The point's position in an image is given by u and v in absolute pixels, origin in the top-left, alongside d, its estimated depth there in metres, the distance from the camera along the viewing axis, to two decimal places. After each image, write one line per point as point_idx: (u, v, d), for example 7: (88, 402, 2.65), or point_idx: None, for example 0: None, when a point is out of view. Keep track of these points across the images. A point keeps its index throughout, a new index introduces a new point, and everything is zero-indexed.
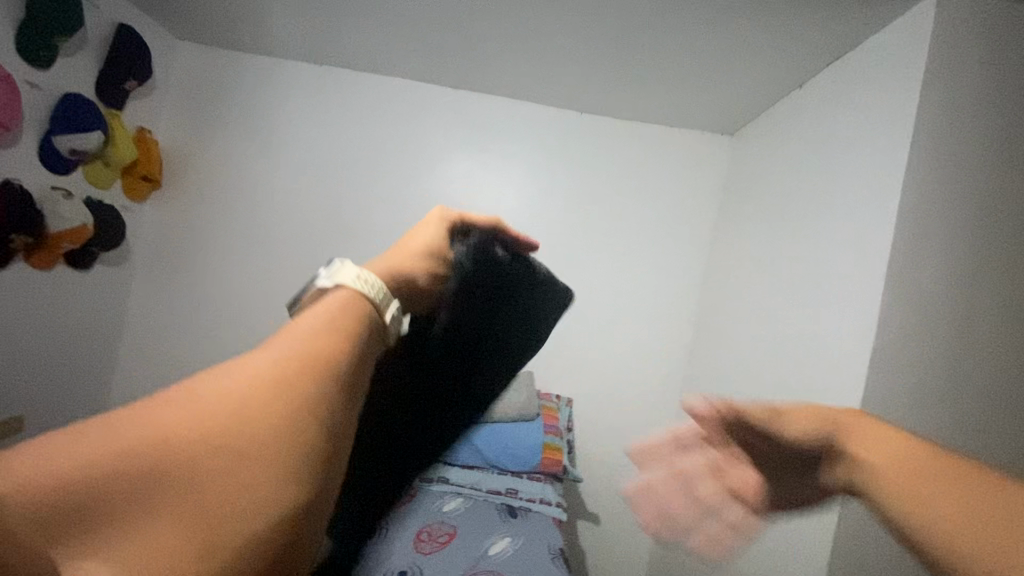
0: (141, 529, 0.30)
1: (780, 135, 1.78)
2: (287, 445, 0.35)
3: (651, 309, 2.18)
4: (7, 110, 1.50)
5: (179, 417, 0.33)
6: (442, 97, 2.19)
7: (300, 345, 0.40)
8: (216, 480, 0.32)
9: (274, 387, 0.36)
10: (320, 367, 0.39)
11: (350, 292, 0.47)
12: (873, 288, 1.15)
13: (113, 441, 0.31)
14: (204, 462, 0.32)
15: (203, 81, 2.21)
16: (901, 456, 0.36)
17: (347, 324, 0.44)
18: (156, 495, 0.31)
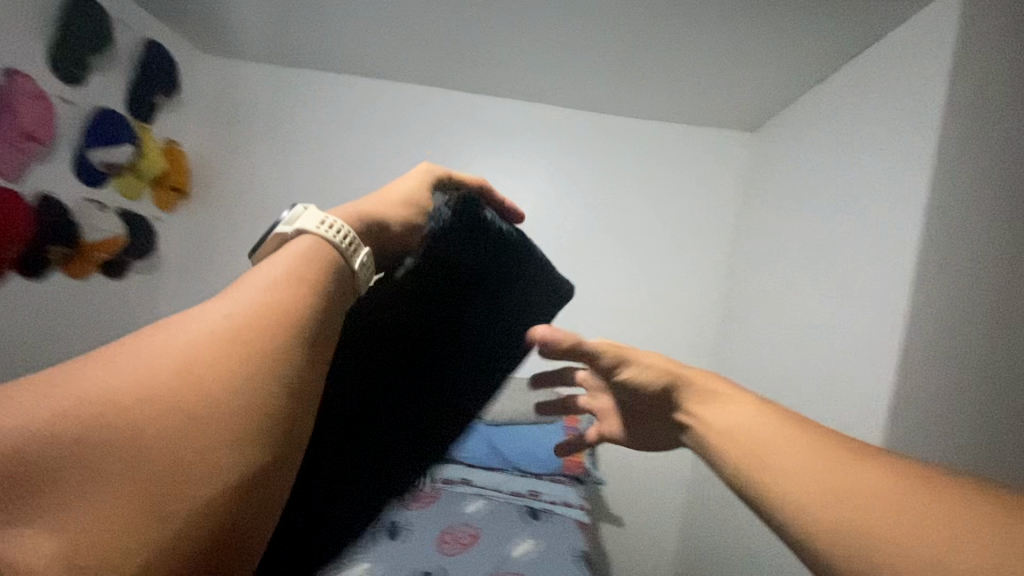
0: (102, 478, 0.31)
1: (802, 128, 1.73)
2: (232, 407, 0.36)
3: (672, 308, 2.14)
4: (43, 125, 1.56)
5: (130, 371, 0.34)
6: (458, 102, 2.20)
7: (253, 295, 0.41)
8: (172, 432, 0.33)
9: (222, 341, 0.37)
10: (274, 326, 0.40)
11: (313, 240, 0.48)
12: (901, 285, 1.11)
13: (74, 393, 0.33)
14: (151, 420, 0.33)
15: (226, 94, 2.27)
16: (779, 417, 0.46)
17: (306, 276, 0.45)
18: (105, 455, 0.31)
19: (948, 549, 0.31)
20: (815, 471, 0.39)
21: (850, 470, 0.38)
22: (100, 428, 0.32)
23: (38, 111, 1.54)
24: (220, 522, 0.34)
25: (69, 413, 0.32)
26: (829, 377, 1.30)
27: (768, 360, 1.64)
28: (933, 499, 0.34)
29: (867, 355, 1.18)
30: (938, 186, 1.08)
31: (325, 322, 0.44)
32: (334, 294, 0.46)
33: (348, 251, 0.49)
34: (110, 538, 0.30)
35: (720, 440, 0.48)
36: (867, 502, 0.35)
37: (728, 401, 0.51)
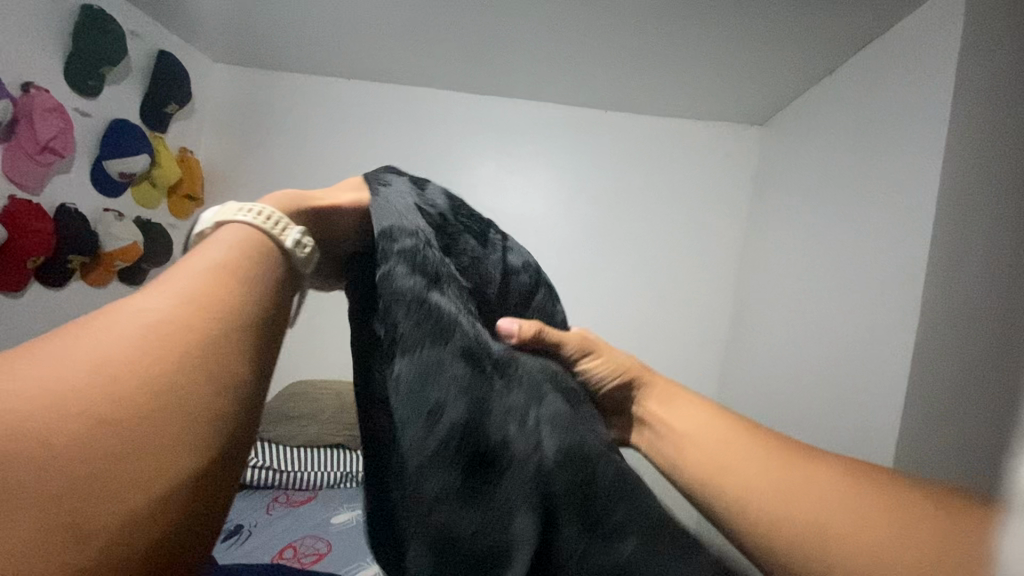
0: (69, 446, 0.35)
1: (811, 121, 1.71)
2: (165, 397, 0.40)
3: (684, 304, 2.12)
4: (63, 138, 1.60)
5: (78, 360, 0.39)
6: (465, 103, 2.21)
7: (190, 284, 0.48)
8: (126, 405, 0.38)
9: (163, 324, 0.44)
10: (201, 319, 0.46)
11: (242, 227, 0.56)
12: (913, 278, 1.10)
13: (32, 383, 0.37)
14: (88, 411, 0.37)
15: (236, 102, 2.30)
16: (717, 419, 0.64)
17: (238, 262, 0.52)
18: (48, 447, 0.35)
19: (838, 509, 0.49)
20: (748, 458, 0.56)
21: (774, 456, 0.56)
22: (65, 406, 0.37)
23: (54, 124, 1.56)
24: (183, 474, 0.40)
25: (30, 397, 0.36)
26: (843, 373, 1.28)
27: (782, 357, 1.62)
28: (825, 476, 0.52)
29: (880, 349, 1.16)
30: (950, 178, 1.06)
31: (251, 308, 0.50)
32: (269, 274, 0.54)
33: (275, 232, 0.57)
34: (83, 495, 0.35)
35: (671, 437, 0.65)
36: (781, 477, 0.53)
37: (679, 407, 0.69)
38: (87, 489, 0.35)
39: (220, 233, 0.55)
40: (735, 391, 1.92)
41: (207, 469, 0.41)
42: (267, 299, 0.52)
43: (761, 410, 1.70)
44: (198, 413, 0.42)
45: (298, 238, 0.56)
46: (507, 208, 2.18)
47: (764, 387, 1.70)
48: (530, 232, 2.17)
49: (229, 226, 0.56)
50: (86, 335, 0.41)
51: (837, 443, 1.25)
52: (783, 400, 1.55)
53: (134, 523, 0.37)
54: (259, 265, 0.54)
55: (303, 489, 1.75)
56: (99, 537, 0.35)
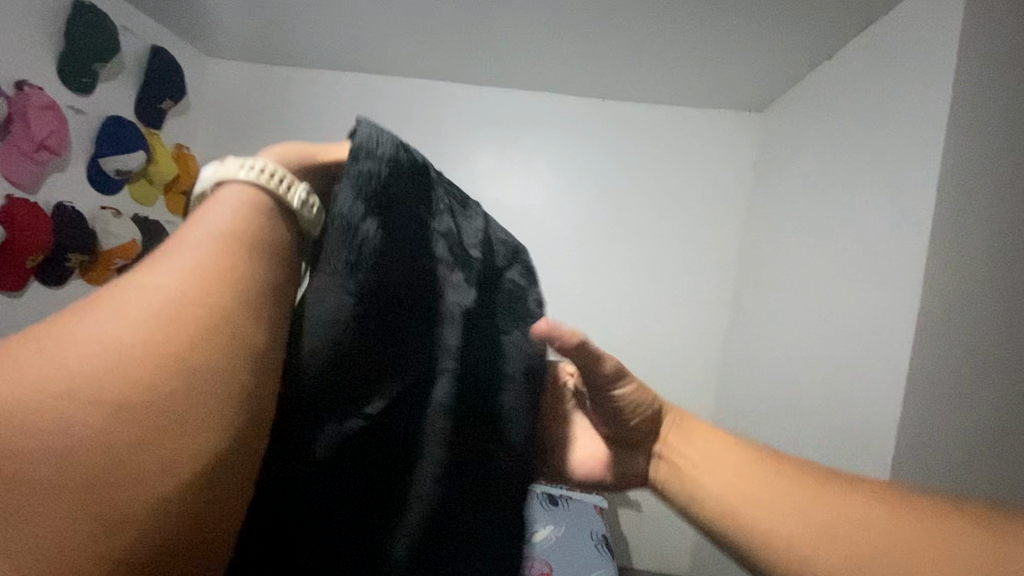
0: (75, 468, 0.30)
1: (811, 106, 1.70)
2: (178, 396, 0.34)
3: (683, 292, 2.13)
4: (58, 135, 1.59)
5: (95, 356, 0.32)
6: (461, 95, 2.19)
7: (201, 260, 0.39)
8: (150, 414, 0.32)
9: (178, 315, 0.35)
10: (210, 299, 0.37)
11: (243, 187, 0.43)
12: (914, 262, 1.09)
13: (51, 385, 0.31)
14: (97, 416, 0.31)
15: (232, 97, 2.28)
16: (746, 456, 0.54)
17: (240, 227, 0.41)
18: (52, 463, 0.30)
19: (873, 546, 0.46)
20: (791, 508, 0.49)
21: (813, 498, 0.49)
22: (87, 415, 0.31)
23: (48, 122, 1.56)
24: (211, 492, 0.34)
25: (55, 403, 0.31)
26: (844, 360, 1.28)
27: (783, 343, 1.63)
28: (862, 512, 0.47)
29: (880, 336, 1.16)
30: (950, 161, 1.06)
31: (267, 282, 0.41)
32: (277, 248, 0.42)
33: (284, 192, 0.43)
34: (98, 511, 0.30)
35: (706, 485, 0.53)
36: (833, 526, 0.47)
37: (707, 445, 0.56)
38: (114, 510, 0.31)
39: (217, 192, 0.42)
40: (736, 379, 1.93)
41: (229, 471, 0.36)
42: (281, 272, 0.42)
43: (762, 396, 1.71)
44: (224, 420, 0.35)
45: (306, 200, 0.44)
46: (506, 199, 2.18)
47: (765, 373, 1.71)
48: (529, 224, 2.18)
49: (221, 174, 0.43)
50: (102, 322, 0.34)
51: (839, 430, 1.26)
52: (784, 385, 1.56)
53: (160, 543, 0.32)
54: (256, 230, 0.42)
55: None
56: (123, 562, 0.31)
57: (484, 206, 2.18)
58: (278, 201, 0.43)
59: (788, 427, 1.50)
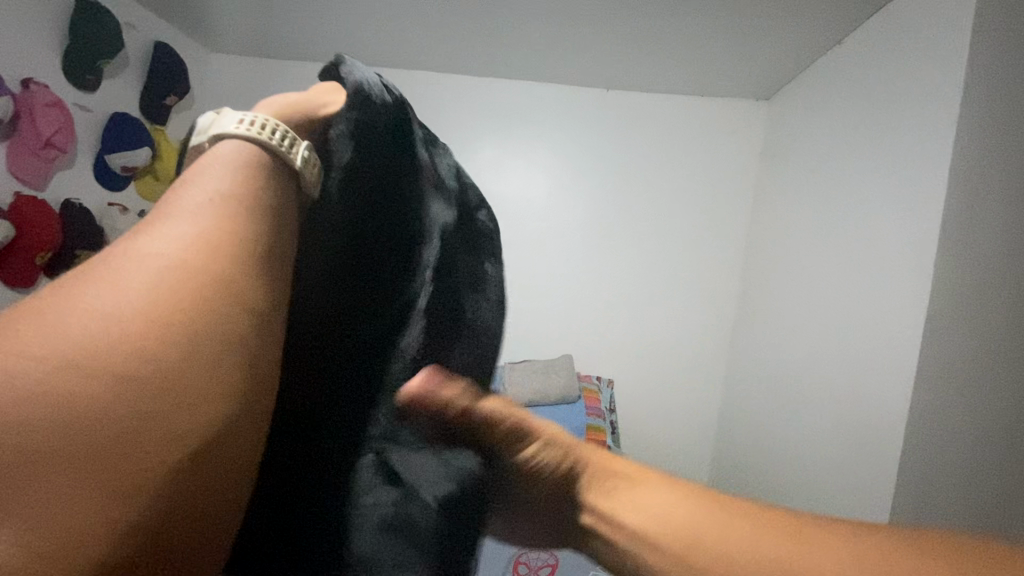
0: (104, 413, 0.27)
1: (817, 95, 1.67)
2: (196, 341, 0.31)
3: (689, 283, 2.12)
4: (64, 132, 1.60)
5: (105, 306, 0.30)
6: (463, 86, 2.18)
7: (205, 212, 0.37)
8: (164, 354, 0.30)
9: (188, 265, 0.34)
10: (220, 253, 0.35)
11: (239, 145, 0.41)
12: (926, 250, 1.07)
13: (54, 328, 0.28)
14: (120, 360, 0.28)
15: (235, 92, 2.28)
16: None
17: (246, 190, 0.40)
18: (75, 411, 0.26)
19: None
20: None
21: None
22: (95, 354, 0.28)
23: (54, 119, 1.56)
24: (219, 453, 0.32)
25: (61, 347, 0.28)
26: (851, 350, 1.26)
27: (788, 334, 1.62)
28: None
29: (890, 326, 1.14)
30: (963, 145, 1.03)
31: (274, 242, 0.40)
32: (279, 211, 0.41)
33: (284, 149, 0.42)
34: (126, 461, 0.27)
35: None
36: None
37: None
38: (124, 458, 0.27)
39: (216, 148, 0.41)
40: (744, 370, 1.91)
41: (245, 425, 0.34)
42: (284, 234, 0.41)
43: (767, 389, 1.70)
44: (233, 372, 0.33)
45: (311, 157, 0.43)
46: (510, 192, 2.17)
47: (770, 366, 1.70)
48: (533, 216, 2.17)
49: (219, 144, 0.41)
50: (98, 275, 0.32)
51: (847, 421, 1.24)
52: (789, 377, 1.55)
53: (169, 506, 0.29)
54: (259, 193, 0.40)
55: None
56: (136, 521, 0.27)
57: (487, 200, 2.18)
58: (279, 165, 0.42)
59: (794, 418, 1.49)
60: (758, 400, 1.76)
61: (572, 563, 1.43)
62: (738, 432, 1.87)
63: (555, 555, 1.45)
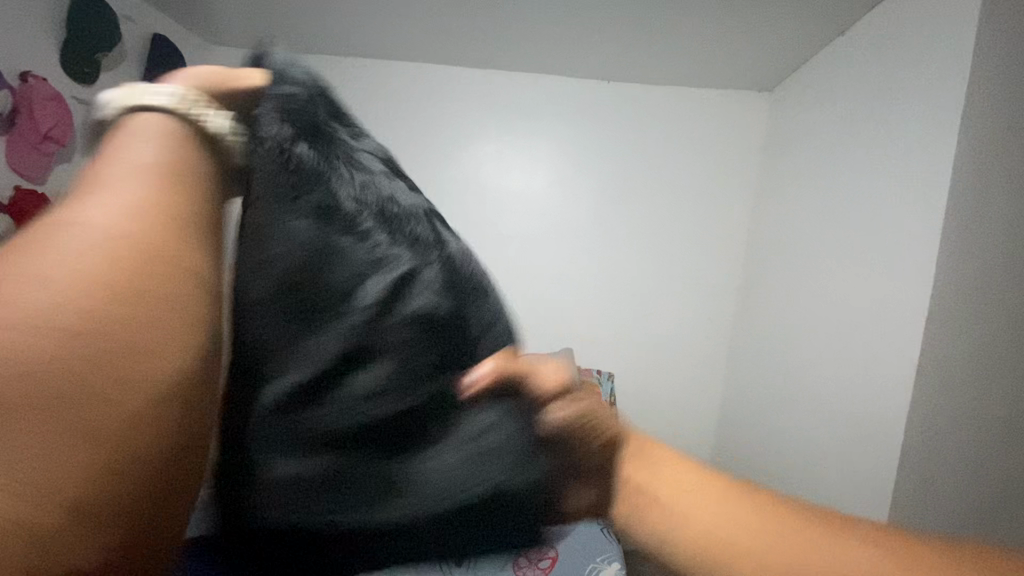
0: (77, 316, 0.34)
1: (819, 87, 1.66)
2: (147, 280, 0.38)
3: (690, 277, 2.11)
4: (63, 126, 1.59)
5: (73, 250, 0.36)
6: (462, 79, 2.16)
7: (141, 176, 0.44)
8: (122, 317, 0.35)
9: (130, 219, 0.40)
10: (156, 215, 0.42)
11: (161, 121, 0.49)
12: (929, 244, 1.06)
13: (38, 267, 0.34)
14: (79, 284, 0.35)
15: None
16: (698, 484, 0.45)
17: (178, 168, 0.47)
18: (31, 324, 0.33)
19: None
20: (762, 556, 0.40)
21: (783, 534, 0.41)
22: (55, 324, 0.33)
23: (54, 113, 1.56)
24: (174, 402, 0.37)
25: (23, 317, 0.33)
26: (853, 345, 1.26)
27: (789, 328, 1.61)
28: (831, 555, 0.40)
29: (892, 320, 1.14)
30: (967, 138, 1.03)
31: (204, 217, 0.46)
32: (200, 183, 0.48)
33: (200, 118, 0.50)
34: (89, 372, 0.33)
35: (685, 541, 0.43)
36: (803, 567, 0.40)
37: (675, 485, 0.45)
38: (92, 402, 0.33)
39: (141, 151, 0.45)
40: (745, 364, 1.91)
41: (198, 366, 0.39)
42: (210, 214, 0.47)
43: (768, 384, 1.70)
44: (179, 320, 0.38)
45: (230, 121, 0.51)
46: (509, 186, 2.16)
47: (770, 359, 1.71)
48: (534, 210, 2.16)
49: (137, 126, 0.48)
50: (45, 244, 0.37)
51: (848, 417, 1.24)
52: (790, 372, 1.55)
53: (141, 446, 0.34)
54: (187, 171, 0.47)
55: None
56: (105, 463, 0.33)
57: (487, 194, 2.17)
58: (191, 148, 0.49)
59: (795, 412, 1.48)
60: (758, 395, 1.75)
61: (572, 555, 1.44)
62: (739, 426, 1.87)
63: (555, 549, 1.46)
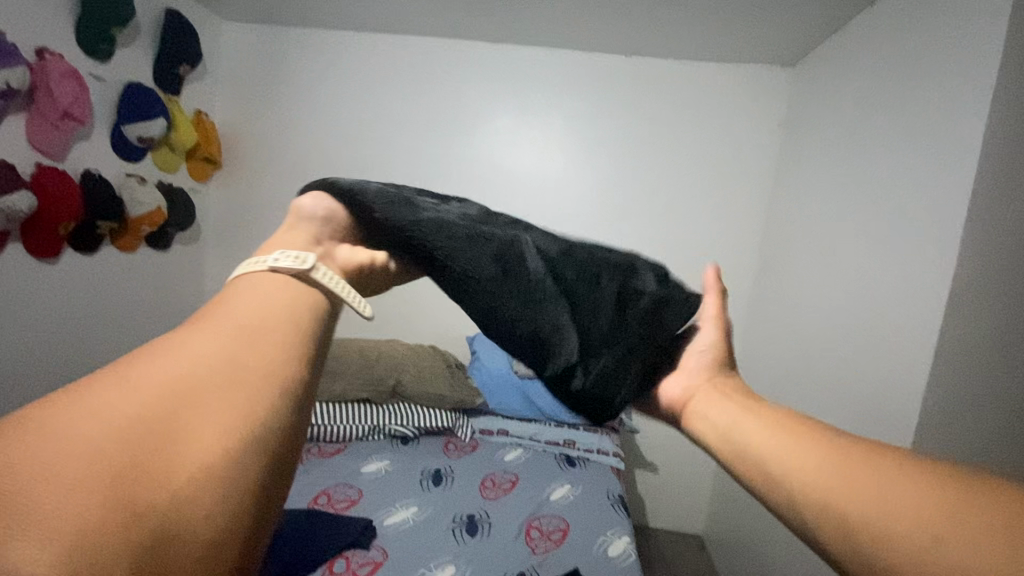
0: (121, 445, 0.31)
1: (845, 61, 1.60)
2: (221, 413, 0.35)
3: (707, 257, 2.10)
4: (80, 102, 1.61)
5: (167, 381, 0.35)
6: (477, 53, 2.12)
7: (249, 306, 0.43)
8: (170, 431, 0.33)
9: (230, 353, 0.38)
10: (246, 346, 0.39)
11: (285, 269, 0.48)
12: (954, 223, 1.03)
13: (126, 394, 0.34)
14: (147, 412, 0.33)
15: (248, 61, 2.25)
16: (777, 423, 0.47)
17: (285, 301, 0.45)
18: (119, 443, 0.31)
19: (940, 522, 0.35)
20: (826, 483, 0.40)
21: (870, 479, 0.38)
22: (122, 421, 0.32)
23: (70, 89, 1.57)
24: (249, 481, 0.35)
25: (55, 446, 0.30)
26: (870, 327, 1.25)
27: (805, 309, 1.61)
28: (913, 506, 0.36)
29: (911, 301, 1.12)
30: (998, 116, 0.99)
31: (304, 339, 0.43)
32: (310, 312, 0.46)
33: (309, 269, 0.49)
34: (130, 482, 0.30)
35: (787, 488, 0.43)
36: (877, 522, 0.36)
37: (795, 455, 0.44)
38: (169, 492, 0.31)
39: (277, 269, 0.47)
40: (760, 345, 1.90)
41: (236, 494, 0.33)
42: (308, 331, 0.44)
43: (782, 363, 1.70)
44: (268, 425, 0.36)
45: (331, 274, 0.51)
46: (524, 163, 2.15)
47: (785, 340, 1.71)
48: (548, 188, 2.15)
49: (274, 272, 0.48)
50: (176, 354, 0.38)
51: (863, 398, 1.24)
52: (807, 352, 1.55)
53: (222, 523, 0.32)
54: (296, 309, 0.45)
55: (334, 441, 1.82)
56: (198, 548, 0.31)
57: (501, 171, 2.16)
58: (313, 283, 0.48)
59: (809, 393, 1.49)
60: (773, 376, 1.75)
61: (583, 527, 1.47)
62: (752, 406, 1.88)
63: (566, 520, 1.49)
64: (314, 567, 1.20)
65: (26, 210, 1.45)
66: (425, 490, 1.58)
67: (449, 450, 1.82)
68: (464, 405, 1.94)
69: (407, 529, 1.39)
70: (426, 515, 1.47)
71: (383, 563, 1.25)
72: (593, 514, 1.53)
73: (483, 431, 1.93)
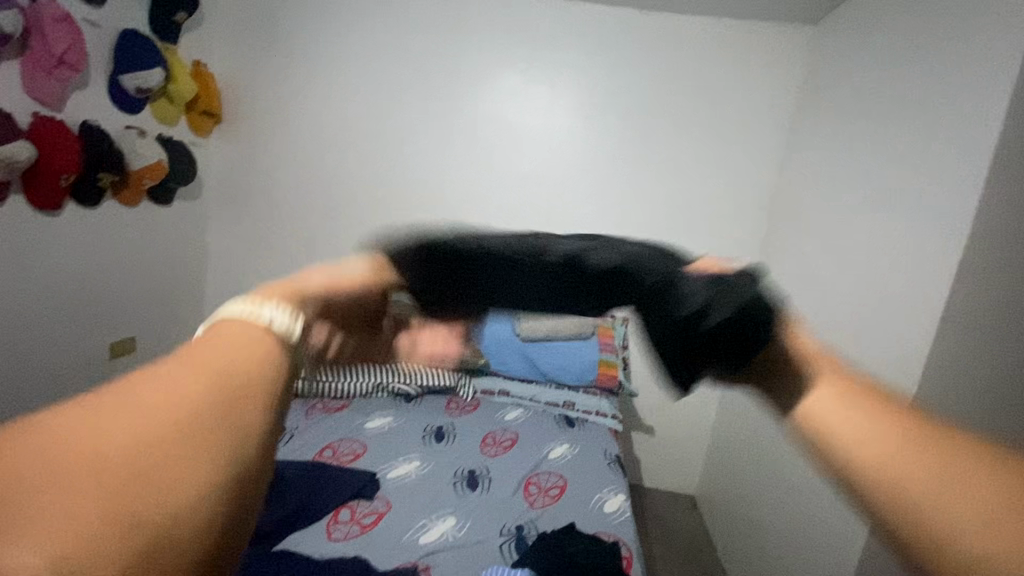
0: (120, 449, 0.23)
1: (868, 20, 1.53)
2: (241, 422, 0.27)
3: (712, 224, 2.08)
4: (75, 49, 1.56)
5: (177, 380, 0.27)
6: (485, 5, 2.04)
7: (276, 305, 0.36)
8: (184, 434, 0.25)
9: (255, 351, 0.30)
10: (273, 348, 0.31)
11: None
12: (966, 193, 1.01)
13: (131, 390, 0.26)
14: (152, 412, 0.25)
15: (246, 7, 2.16)
16: (846, 371, 0.34)
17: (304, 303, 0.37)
18: (114, 448, 0.23)
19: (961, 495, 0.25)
20: (891, 444, 0.27)
21: (921, 450, 0.27)
22: (122, 424, 0.24)
23: (65, 35, 1.52)
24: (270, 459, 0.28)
25: (47, 447, 0.22)
26: (872, 298, 1.24)
27: (809, 279, 1.60)
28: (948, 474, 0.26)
29: (917, 272, 1.11)
30: None
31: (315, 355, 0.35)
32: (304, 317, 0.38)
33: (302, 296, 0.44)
34: (117, 506, 0.22)
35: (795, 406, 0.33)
36: (948, 512, 0.25)
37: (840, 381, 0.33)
38: (165, 526, 0.22)
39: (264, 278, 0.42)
40: None
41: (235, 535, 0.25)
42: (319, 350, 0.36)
43: None
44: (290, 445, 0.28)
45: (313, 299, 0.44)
46: (531, 123, 2.10)
47: None
48: (554, 150, 2.10)
49: None
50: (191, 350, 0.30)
51: (861, 368, 1.25)
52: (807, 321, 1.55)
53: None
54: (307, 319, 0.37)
55: (338, 397, 1.86)
56: None
57: (507, 131, 2.11)
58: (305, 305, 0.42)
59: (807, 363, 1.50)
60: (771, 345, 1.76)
61: (580, 484, 1.52)
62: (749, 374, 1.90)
63: (563, 478, 1.54)
64: (320, 515, 1.25)
65: (27, 159, 1.44)
66: (426, 446, 1.62)
67: (450, 408, 1.86)
68: (466, 365, 1.97)
69: (409, 482, 1.44)
70: (428, 469, 1.52)
71: (386, 514, 1.30)
72: (589, 472, 1.58)
73: (485, 391, 1.97)
